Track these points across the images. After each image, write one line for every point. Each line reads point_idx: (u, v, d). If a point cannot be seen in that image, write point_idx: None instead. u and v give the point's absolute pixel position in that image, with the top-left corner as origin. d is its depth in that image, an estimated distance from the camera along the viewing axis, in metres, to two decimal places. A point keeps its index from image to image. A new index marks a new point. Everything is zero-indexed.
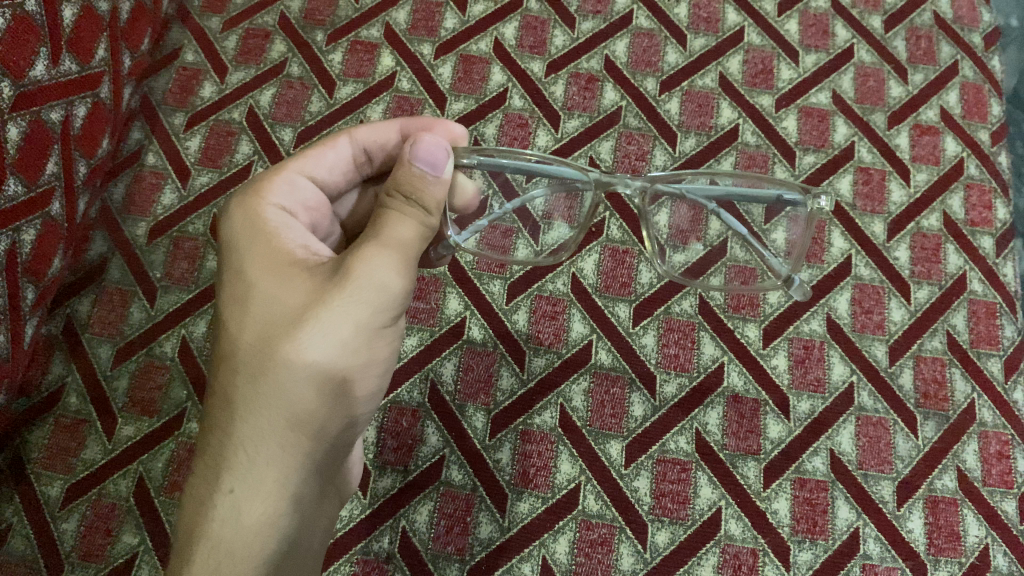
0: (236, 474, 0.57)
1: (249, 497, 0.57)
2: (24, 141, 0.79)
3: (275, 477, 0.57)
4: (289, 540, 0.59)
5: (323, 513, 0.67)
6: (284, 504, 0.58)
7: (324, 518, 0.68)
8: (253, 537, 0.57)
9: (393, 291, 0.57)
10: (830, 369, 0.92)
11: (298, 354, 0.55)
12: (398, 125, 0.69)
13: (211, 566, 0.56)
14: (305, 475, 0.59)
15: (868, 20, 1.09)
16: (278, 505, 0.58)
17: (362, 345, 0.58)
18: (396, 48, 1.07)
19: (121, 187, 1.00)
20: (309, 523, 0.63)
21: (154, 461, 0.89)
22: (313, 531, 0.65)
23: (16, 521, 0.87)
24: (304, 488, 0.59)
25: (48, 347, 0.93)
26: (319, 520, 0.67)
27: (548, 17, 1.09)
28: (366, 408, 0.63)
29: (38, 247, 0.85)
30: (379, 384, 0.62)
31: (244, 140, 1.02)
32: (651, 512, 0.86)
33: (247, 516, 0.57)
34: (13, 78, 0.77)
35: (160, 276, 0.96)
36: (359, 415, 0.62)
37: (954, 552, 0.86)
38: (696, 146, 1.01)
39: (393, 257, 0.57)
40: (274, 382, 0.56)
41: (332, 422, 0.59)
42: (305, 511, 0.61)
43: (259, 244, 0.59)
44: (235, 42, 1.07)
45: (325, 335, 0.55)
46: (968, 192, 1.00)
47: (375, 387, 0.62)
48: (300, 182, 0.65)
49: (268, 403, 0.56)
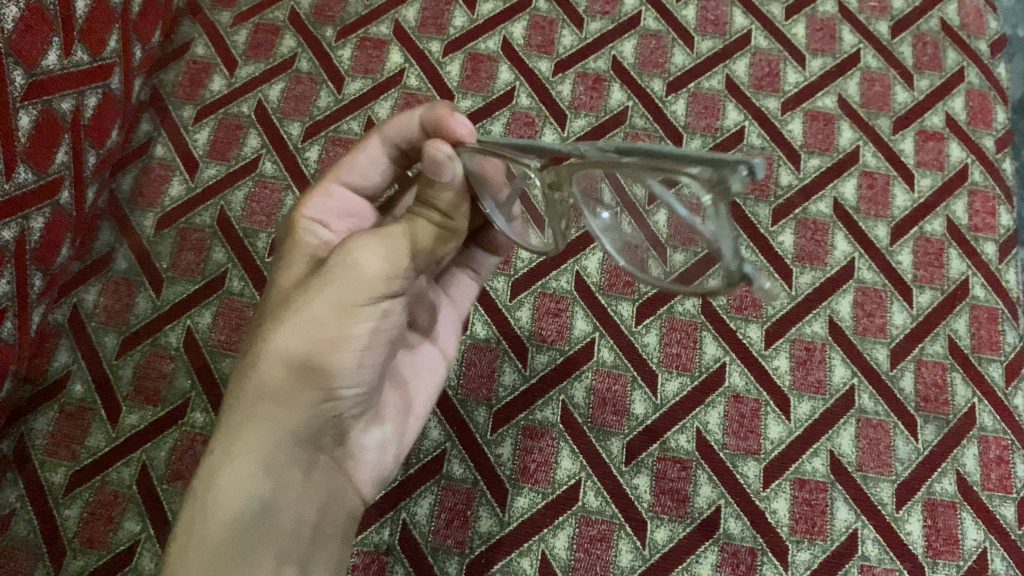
0: (220, 438, 0.58)
1: (224, 457, 0.57)
2: (35, 130, 0.80)
3: (247, 442, 0.57)
4: (262, 509, 0.58)
5: (336, 494, 0.64)
6: (253, 470, 0.57)
7: (339, 502, 0.64)
8: (220, 499, 0.57)
9: (379, 273, 0.56)
10: (832, 372, 0.92)
11: (278, 326, 0.57)
12: (414, 118, 0.66)
13: (183, 520, 0.57)
14: (280, 444, 0.58)
15: (875, 25, 1.09)
16: (251, 470, 0.57)
17: (332, 326, 0.56)
18: (405, 45, 1.07)
19: (129, 178, 1.00)
20: (299, 497, 0.60)
21: (158, 449, 0.90)
22: (313, 509, 0.61)
23: (19, 507, 0.87)
24: (278, 459, 0.58)
25: (54, 335, 0.93)
26: (327, 501, 0.63)
27: (556, 17, 1.09)
28: (355, 387, 0.59)
29: (47, 236, 0.85)
30: (370, 361, 0.59)
31: (252, 134, 1.03)
32: (650, 510, 0.87)
33: (218, 478, 0.57)
34: (26, 67, 0.77)
35: (167, 267, 0.97)
36: (344, 392, 0.59)
37: (952, 555, 0.86)
38: (701, 147, 1.02)
39: (382, 239, 0.57)
40: (257, 353, 0.57)
41: (305, 397, 0.57)
42: (285, 484, 0.59)
43: (288, 247, 0.64)
44: (244, 37, 1.08)
45: (304, 310, 0.56)
46: (972, 198, 1.01)
47: (362, 365, 0.58)
48: (336, 191, 0.69)
49: (247, 375, 0.58)
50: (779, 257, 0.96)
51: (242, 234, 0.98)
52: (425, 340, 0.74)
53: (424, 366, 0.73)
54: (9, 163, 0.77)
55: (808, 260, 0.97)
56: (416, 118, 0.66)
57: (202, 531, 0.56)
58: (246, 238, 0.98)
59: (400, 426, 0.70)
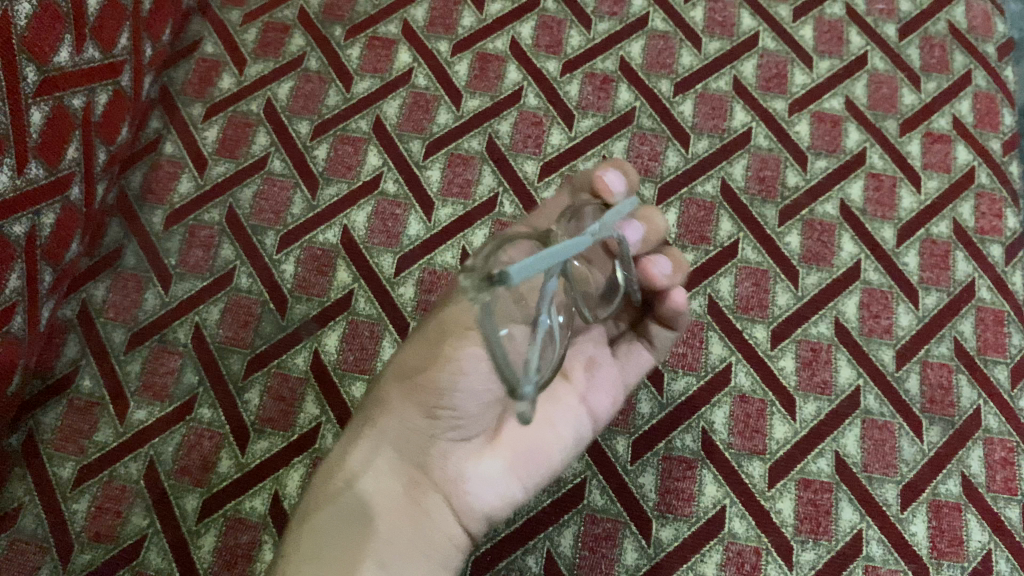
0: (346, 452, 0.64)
1: (343, 462, 0.62)
2: (47, 126, 0.81)
3: (361, 448, 0.63)
4: (359, 508, 0.60)
5: (436, 520, 0.61)
6: (358, 469, 0.62)
7: (437, 530, 0.61)
8: (328, 491, 0.62)
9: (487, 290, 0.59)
10: (837, 372, 0.93)
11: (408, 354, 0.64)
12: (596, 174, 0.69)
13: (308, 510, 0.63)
14: (388, 455, 0.62)
15: (882, 28, 1.09)
16: (359, 470, 0.61)
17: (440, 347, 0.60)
18: (414, 45, 1.08)
19: (139, 175, 1.01)
20: (393, 509, 0.60)
21: (165, 445, 0.90)
22: (404, 525, 0.60)
23: (27, 501, 0.88)
24: (384, 467, 0.62)
25: (63, 330, 0.93)
26: (423, 524, 0.61)
27: (564, 17, 1.09)
28: (458, 410, 0.59)
29: (57, 232, 0.86)
30: (472, 388, 0.58)
31: (261, 132, 1.03)
32: (655, 509, 0.87)
33: (335, 478, 0.62)
34: (38, 64, 0.78)
35: (175, 263, 0.97)
36: (446, 413, 0.59)
37: (956, 556, 0.87)
38: (709, 148, 1.02)
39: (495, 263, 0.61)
40: (388, 381, 0.65)
41: (412, 414, 0.61)
42: (384, 490, 0.61)
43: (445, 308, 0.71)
44: (254, 35, 1.08)
45: (425, 336, 0.63)
46: (978, 201, 1.01)
47: (461, 390, 0.58)
48: None
49: (374, 408, 0.65)
50: (785, 258, 0.97)
51: (250, 231, 0.98)
52: (568, 388, 0.67)
53: (561, 419, 0.66)
54: (20, 159, 0.78)
55: (814, 261, 0.97)
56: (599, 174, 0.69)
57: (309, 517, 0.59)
58: (254, 235, 0.98)
59: (514, 469, 0.64)
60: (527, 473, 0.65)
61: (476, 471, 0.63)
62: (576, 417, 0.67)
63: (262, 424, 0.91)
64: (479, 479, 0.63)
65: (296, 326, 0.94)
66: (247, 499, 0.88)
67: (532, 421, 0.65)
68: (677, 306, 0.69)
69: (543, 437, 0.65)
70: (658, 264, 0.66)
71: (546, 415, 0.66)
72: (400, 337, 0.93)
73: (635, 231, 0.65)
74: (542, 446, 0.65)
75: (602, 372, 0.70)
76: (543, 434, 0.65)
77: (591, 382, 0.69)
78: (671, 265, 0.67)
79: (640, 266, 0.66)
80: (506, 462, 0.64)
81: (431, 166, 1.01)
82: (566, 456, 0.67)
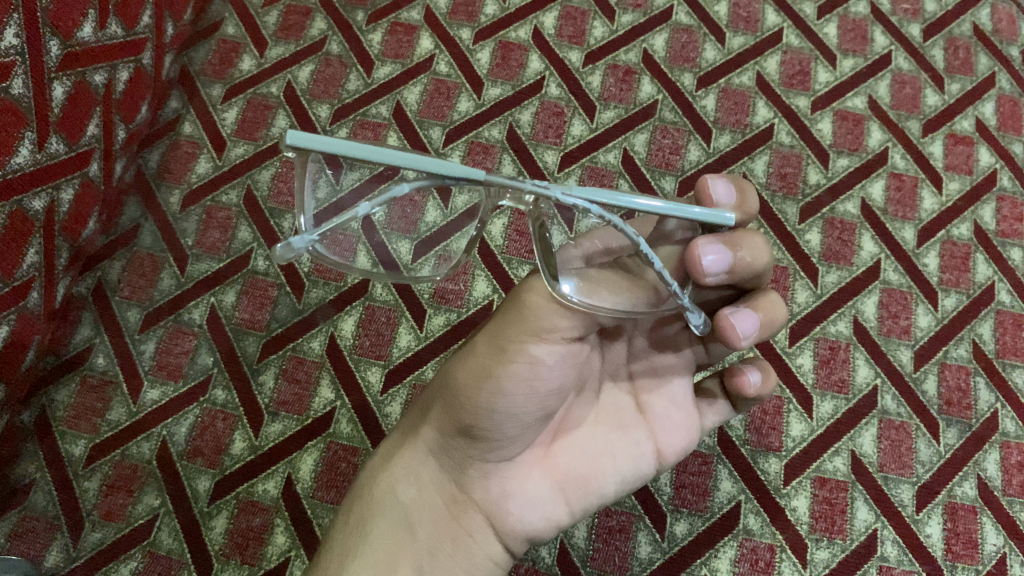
0: (386, 460, 0.62)
1: (384, 472, 0.61)
2: (68, 101, 0.80)
3: (402, 458, 0.61)
4: (399, 515, 0.57)
5: (478, 541, 0.58)
6: (399, 477, 0.60)
7: (476, 548, 0.58)
8: (368, 496, 0.60)
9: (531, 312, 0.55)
10: (855, 371, 0.92)
11: (449, 369, 0.61)
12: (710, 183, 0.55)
13: (345, 511, 0.61)
14: (430, 467, 0.60)
15: (907, 28, 1.09)
16: (398, 480, 0.59)
17: (479, 362, 0.56)
18: (435, 31, 1.07)
19: (157, 154, 1.00)
20: (433, 521, 0.58)
21: (178, 425, 0.90)
22: (444, 540, 0.57)
23: (38, 478, 0.87)
24: (425, 478, 0.60)
25: (77, 307, 0.93)
26: (462, 542, 0.58)
27: (588, 8, 1.09)
28: (498, 431, 0.57)
29: (75, 208, 0.85)
30: (512, 410, 0.56)
31: (280, 115, 1.02)
32: (670, 503, 0.87)
33: (376, 484, 0.60)
34: (61, 38, 0.77)
35: (192, 244, 0.96)
36: (485, 434, 0.57)
37: (971, 559, 0.87)
38: (730, 143, 1.02)
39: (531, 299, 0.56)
40: (432, 393, 0.63)
41: (451, 430, 0.59)
42: (424, 500, 0.59)
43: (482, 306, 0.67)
44: (275, 17, 1.07)
45: (465, 352, 0.60)
46: (1000, 204, 1.00)
47: (500, 412, 0.56)
48: None
49: (418, 422, 0.63)
50: (805, 255, 0.96)
51: (267, 213, 0.98)
52: (637, 421, 0.61)
53: (623, 448, 0.60)
54: (41, 133, 0.77)
55: (834, 260, 0.96)
56: (711, 182, 0.55)
57: (354, 525, 0.58)
58: (272, 218, 0.98)
59: (562, 494, 0.59)
60: (576, 498, 0.59)
61: (522, 490, 0.59)
62: (638, 450, 0.60)
63: (277, 408, 0.91)
64: (525, 499, 0.59)
65: (312, 311, 0.94)
66: (260, 482, 0.88)
67: (589, 445, 0.60)
68: (755, 381, 0.59)
69: (598, 463, 0.60)
70: (744, 322, 0.54)
71: (604, 442, 0.60)
72: (417, 324, 0.93)
73: (718, 261, 0.52)
74: (595, 475, 0.59)
75: (681, 411, 0.62)
76: (598, 461, 0.59)
77: (663, 415, 0.61)
78: (757, 321, 0.55)
79: (730, 320, 0.54)
80: (555, 484, 0.59)
81: (451, 154, 1.01)
82: (620, 488, 0.61)
